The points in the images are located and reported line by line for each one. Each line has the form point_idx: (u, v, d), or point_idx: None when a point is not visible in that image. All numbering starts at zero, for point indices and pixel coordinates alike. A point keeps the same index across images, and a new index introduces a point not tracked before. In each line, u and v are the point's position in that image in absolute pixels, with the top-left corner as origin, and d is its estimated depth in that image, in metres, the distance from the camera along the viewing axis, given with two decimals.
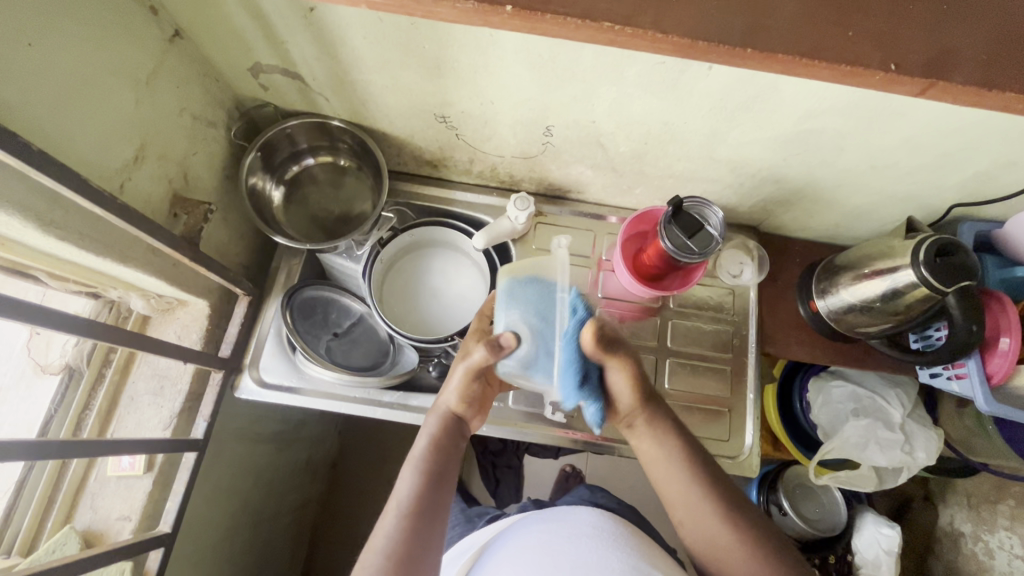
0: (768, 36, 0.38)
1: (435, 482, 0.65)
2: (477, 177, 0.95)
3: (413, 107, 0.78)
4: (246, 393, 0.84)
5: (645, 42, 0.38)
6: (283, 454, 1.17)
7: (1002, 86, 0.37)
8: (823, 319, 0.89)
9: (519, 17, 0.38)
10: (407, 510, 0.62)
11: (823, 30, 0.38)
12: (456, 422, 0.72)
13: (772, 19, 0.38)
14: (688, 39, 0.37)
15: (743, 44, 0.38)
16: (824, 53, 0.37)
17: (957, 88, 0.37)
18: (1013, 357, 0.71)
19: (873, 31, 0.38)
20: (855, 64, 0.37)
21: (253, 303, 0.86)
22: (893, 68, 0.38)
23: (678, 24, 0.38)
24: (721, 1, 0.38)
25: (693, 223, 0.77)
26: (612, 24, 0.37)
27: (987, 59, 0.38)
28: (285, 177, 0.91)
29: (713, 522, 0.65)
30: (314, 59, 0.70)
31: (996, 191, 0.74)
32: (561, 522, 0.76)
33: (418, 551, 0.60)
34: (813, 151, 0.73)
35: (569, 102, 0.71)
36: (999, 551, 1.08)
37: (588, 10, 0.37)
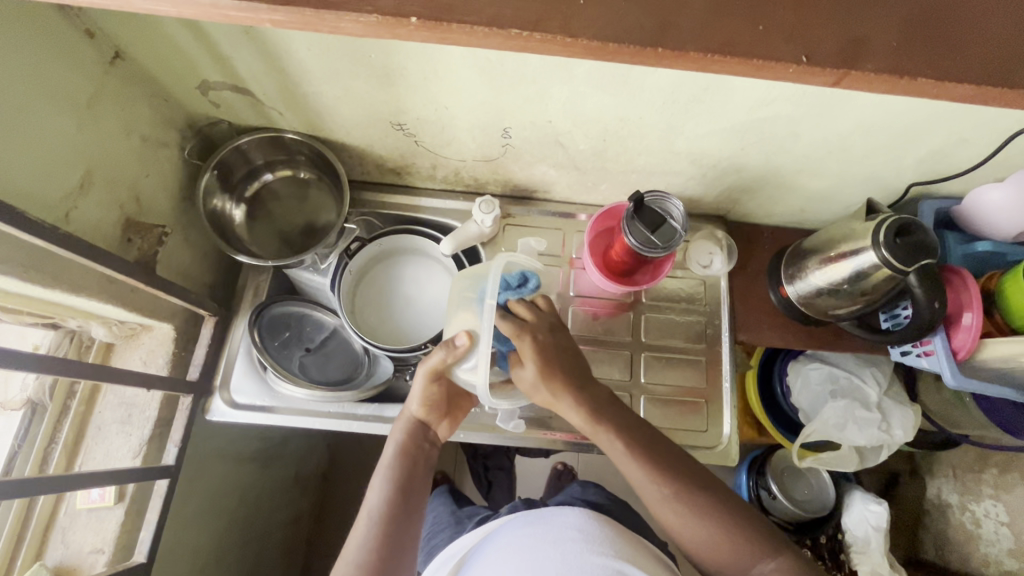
0: (677, 32, 0.38)
1: (407, 487, 0.68)
2: (442, 182, 0.94)
3: (368, 116, 0.77)
4: (218, 415, 0.82)
5: (557, 45, 0.38)
6: (267, 472, 1.15)
7: (917, 73, 0.38)
8: (793, 305, 0.90)
9: (426, 28, 0.37)
10: (377, 515, 0.65)
11: (737, 25, 0.38)
12: (422, 427, 0.74)
13: (687, 16, 0.38)
14: (598, 41, 0.37)
15: (653, 44, 0.37)
16: (736, 48, 0.37)
17: (870, 75, 0.38)
18: (977, 332, 0.72)
19: (788, 26, 0.38)
20: (768, 57, 0.37)
21: (220, 323, 0.85)
22: (805, 59, 0.38)
23: (587, 26, 0.37)
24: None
25: (655, 218, 0.76)
26: (521, 30, 0.37)
27: (906, 40, 0.38)
28: (246, 194, 0.89)
29: (668, 493, 0.66)
30: (261, 73, 0.69)
31: (950, 168, 0.75)
32: (543, 524, 0.75)
33: (391, 556, 0.62)
34: (770, 138, 0.73)
35: (523, 103, 0.70)
36: (986, 520, 1.10)
37: (494, 17, 0.37)
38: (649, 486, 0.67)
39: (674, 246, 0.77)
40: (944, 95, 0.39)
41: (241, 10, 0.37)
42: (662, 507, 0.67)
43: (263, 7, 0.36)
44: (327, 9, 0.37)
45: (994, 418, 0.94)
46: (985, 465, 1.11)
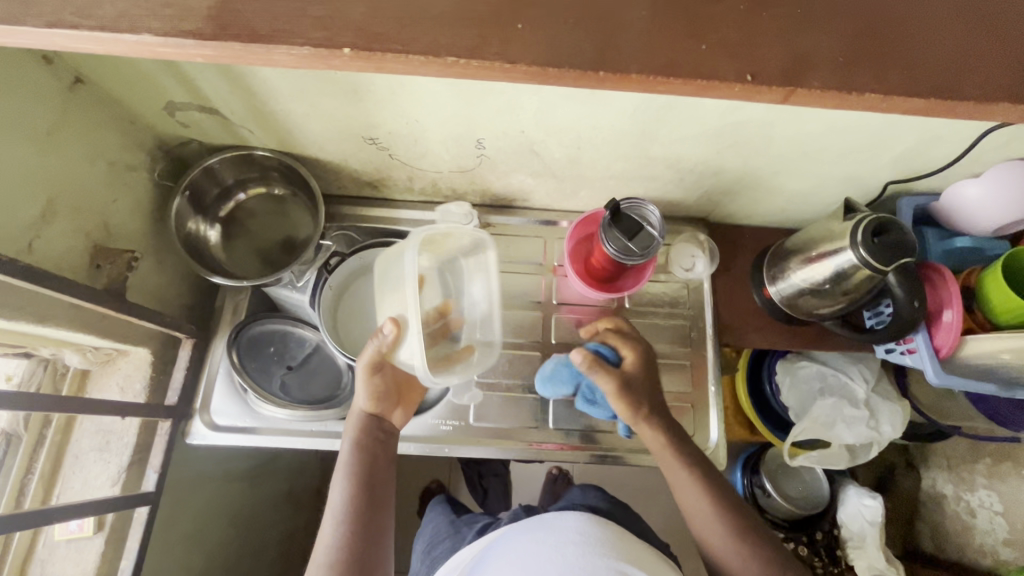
0: (618, 55, 0.39)
1: (364, 485, 0.70)
2: (420, 194, 0.93)
3: (340, 132, 0.76)
4: (199, 438, 0.81)
5: (498, 72, 0.39)
6: (257, 490, 1.14)
7: (861, 88, 0.39)
8: (776, 305, 0.90)
9: (360, 58, 0.39)
10: (341, 516, 0.68)
11: (678, 43, 0.39)
12: (371, 419, 0.75)
13: (627, 38, 0.39)
14: (538, 66, 0.38)
15: (594, 68, 0.39)
16: (679, 70, 0.39)
17: (815, 92, 0.39)
18: (958, 329, 0.72)
19: (731, 46, 0.39)
20: (711, 78, 0.39)
21: (199, 345, 0.84)
22: (749, 79, 0.39)
23: (526, 50, 0.38)
24: (570, 22, 0.39)
25: (633, 226, 0.75)
26: (457, 58, 0.38)
27: (846, 57, 0.40)
28: (220, 213, 0.87)
29: (709, 511, 0.74)
30: (227, 93, 0.68)
31: (926, 165, 0.74)
32: (544, 530, 0.75)
33: (359, 550, 0.67)
34: (744, 141, 0.72)
35: (494, 114, 0.70)
36: (980, 510, 1.10)
37: (431, 46, 0.38)
38: (694, 504, 0.75)
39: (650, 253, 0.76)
40: (889, 108, 0.41)
41: (167, 45, 0.39)
42: (708, 522, 0.74)
43: (191, 43, 0.39)
44: (254, 43, 0.39)
45: (983, 410, 0.94)
46: (978, 455, 1.12)
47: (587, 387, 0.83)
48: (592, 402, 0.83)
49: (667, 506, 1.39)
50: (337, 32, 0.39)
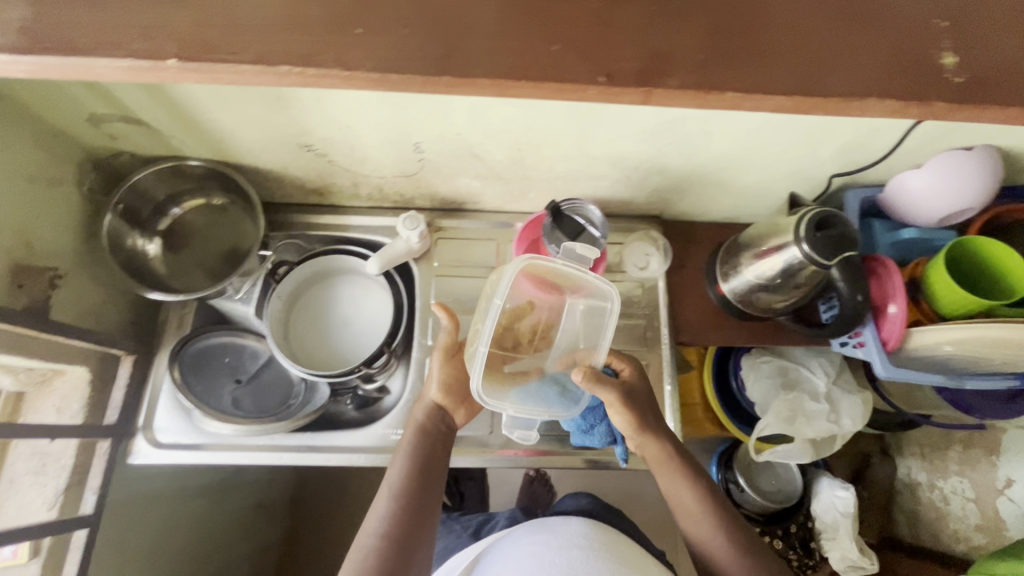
0: (465, 60, 0.42)
1: (422, 469, 0.72)
2: (368, 199, 0.92)
3: (274, 140, 0.74)
4: (140, 457, 0.79)
5: (340, 79, 0.42)
6: (220, 505, 1.12)
7: (718, 88, 0.42)
8: (731, 302, 0.89)
9: (188, 68, 0.42)
10: (395, 494, 0.70)
11: (517, 45, 0.43)
12: (440, 411, 0.77)
13: (470, 41, 0.43)
14: (376, 72, 0.42)
15: (436, 71, 0.42)
16: (524, 74, 0.42)
17: (676, 91, 0.42)
18: (902, 322, 0.71)
19: (577, 47, 0.43)
20: (561, 80, 0.42)
21: (139, 362, 0.83)
22: (599, 79, 0.42)
23: (360, 56, 0.42)
24: (408, 28, 0.43)
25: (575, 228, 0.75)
26: (289, 67, 0.42)
27: (701, 56, 0.43)
28: (159, 227, 0.85)
29: (711, 519, 0.73)
30: (148, 102, 0.66)
31: (868, 157, 0.74)
32: (548, 532, 0.74)
33: (410, 528, 0.68)
34: (683, 138, 0.71)
35: (427, 118, 0.68)
36: (953, 497, 1.11)
37: (263, 55, 0.42)
38: (695, 511, 0.73)
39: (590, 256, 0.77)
40: (755, 103, 0.44)
41: None
42: (707, 529, 0.72)
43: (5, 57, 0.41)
44: (73, 55, 0.42)
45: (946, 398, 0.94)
46: (950, 442, 1.12)
47: (582, 418, 0.84)
48: (587, 431, 0.84)
49: (645, 506, 1.37)
50: (163, 42, 0.42)
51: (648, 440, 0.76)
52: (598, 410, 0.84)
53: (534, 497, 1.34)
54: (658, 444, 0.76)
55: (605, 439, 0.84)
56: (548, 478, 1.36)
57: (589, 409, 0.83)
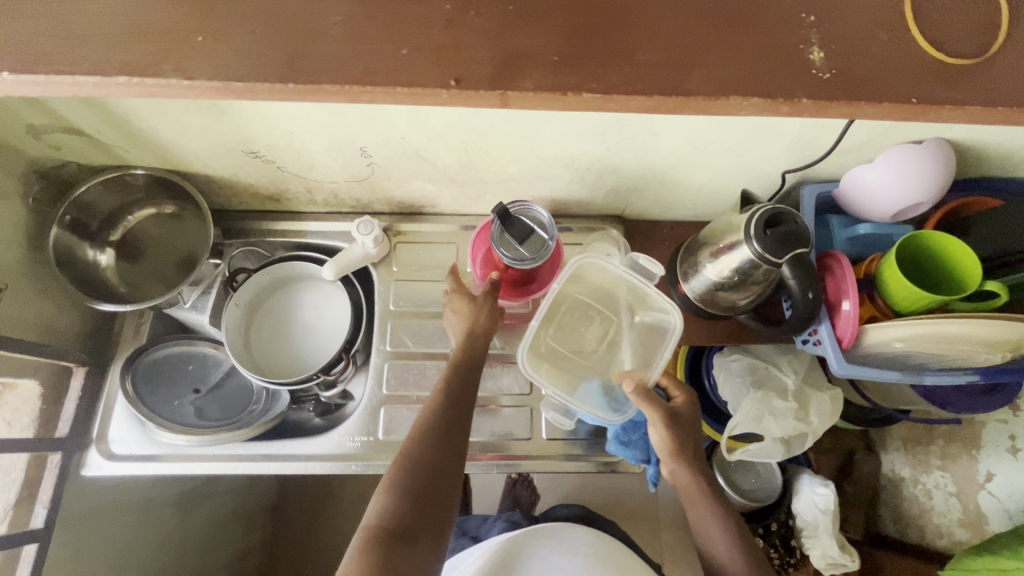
0: (306, 63, 0.42)
1: (457, 398, 0.70)
2: (325, 205, 0.91)
3: (218, 147, 0.73)
4: (93, 469, 0.80)
5: (188, 89, 0.42)
6: (202, 513, 1.09)
7: (572, 87, 0.42)
8: (692, 301, 0.88)
9: (26, 81, 0.41)
10: (431, 417, 0.67)
11: (378, 48, 0.42)
12: (477, 343, 0.75)
13: (316, 48, 0.42)
14: (218, 81, 0.41)
15: (284, 79, 0.41)
16: (373, 77, 0.42)
17: (529, 93, 0.42)
18: (855, 319, 0.71)
19: (431, 47, 0.43)
20: (413, 85, 0.42)
21: (93, 374, 0.83)
22: (450, 83, 0.42)
23: (202, 63, 0.41)
24: (258, 31, 0.42)
25: (525, 231, 0.73)
26: (125, 77, 0.41)
27: (568, 46, 0.43)
28: (111, 238, 0.85)
29: (724, 534, 0.72)
30: (85, 113, 0.66)
31: (817, 153, 0.73)
32: (557, 541, 0.83)
33: (449, 441, 0.66)
34: (629, 138, 0.71)
35: (367, 122, 0.67)
36: (936, 491, 1.08)
37: (100, 69, 0.41)
38: (710, 524, 0.73)
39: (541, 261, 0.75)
40: (614, 107, 0.43)
41: None
42: (718, 540, 0.72)
43: None
44: None
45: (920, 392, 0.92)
46: (932, 437, 1.10)
47: (619, 430, 0.83)
48: (625, 443, 0.83)
49: (627, 507, 1.36)
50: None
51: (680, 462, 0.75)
52: (641, 428, 0.83)
53: (518, 500, 1.33)
54: (688, 465, 0.75)
55: (640, 457, 0.83)
56: (532, 481, 1.36)
57: (632, 423, 0.83)
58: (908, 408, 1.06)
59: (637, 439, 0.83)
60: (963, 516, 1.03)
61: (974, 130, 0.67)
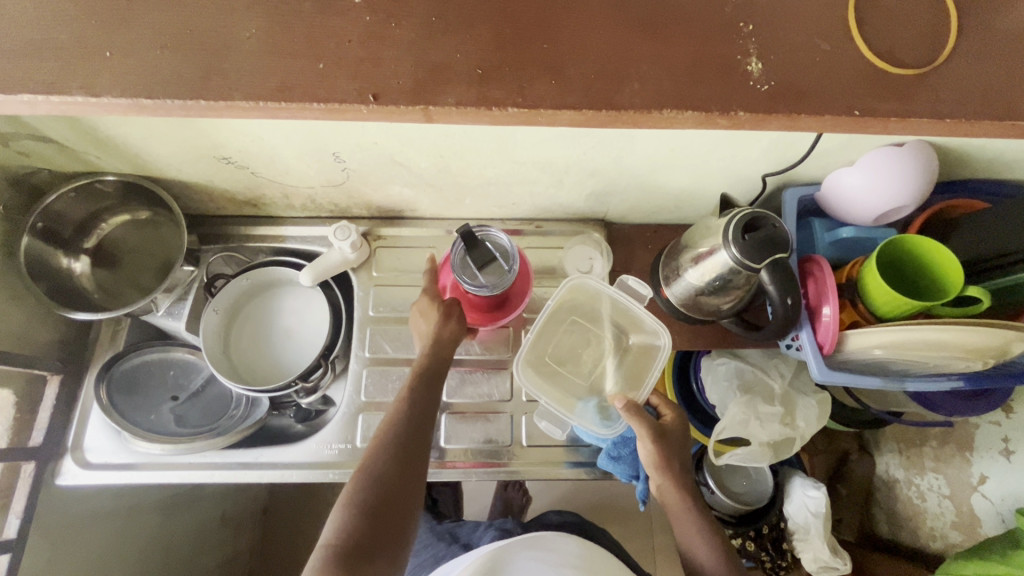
0: (223, 80, 0.42)
1: (420, 408, 0.70)
2: (303, 209, 0.90)
3: (189, 153, 0.72)
4: (68, 478, 0.79)
5: (98, 104, 0.43)
6: (186, 519, 1.08)
7: (493, 99, 0.43)
8: (674, 306, 0.86)
9: None
10: (393, 429, 0.67)
11: (289, 61, 0.43)
12: (442, 353, 0.76)
13: (232, 59, 0.43)
14: (124, 97, 0.42)
15: (189, 96, 0.42)
16: (286, 91, 0.42)
17: (450, 109, 0.43)
18: (836, 325, 0.69)
19: (342, 61, 0.43)
20: (326, 99, 0.42)
21: (68, 382, 0.83)
22: (367, 98, 0.43)
23: (107, 79, 0.42)
24: (162, 46, 0.43)
25: (484, 256, 0.73)
26: (32, 93, 0.41)
27: (479, 63, 0.43)
28: (85, 246, 0.84)
29: (707, 545, 0.72)
30: (50, 121, 0.65)
31: (799, 155, 0.72)
32: (544, 549, 0.77)
33: (411, 455, 0.66)
34: (605, 142, 0.69)
35: (337, 127, 0.66)
36: (930, 493, 1.07)
37: (3, 84, 0.41)
38: (693, 535, 0.73)
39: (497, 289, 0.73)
40: (542, 121, 0.44)
41: None
42: (701, 550, 0.73)
43: None
44: None
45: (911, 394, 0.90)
46: (925, 438, 1.09)
47: (611, 443, 0.82)
48: (615, 457, 0.81)
49: (617, 511, 1.35)
50: None
51: (665, 475, 0.74)
52: (630, 442, 0.82)
53: (508, 502, 1.32)
54: (673, 478, 0.74)
55: (629, 472, 0.82)
56: (523, 484, 1.35)
57: (621, 438, 0.82)
58: (900, 411, 1.05)
59: (628, 453, 0.82)
60: (956, 519, 1.01)
61: None
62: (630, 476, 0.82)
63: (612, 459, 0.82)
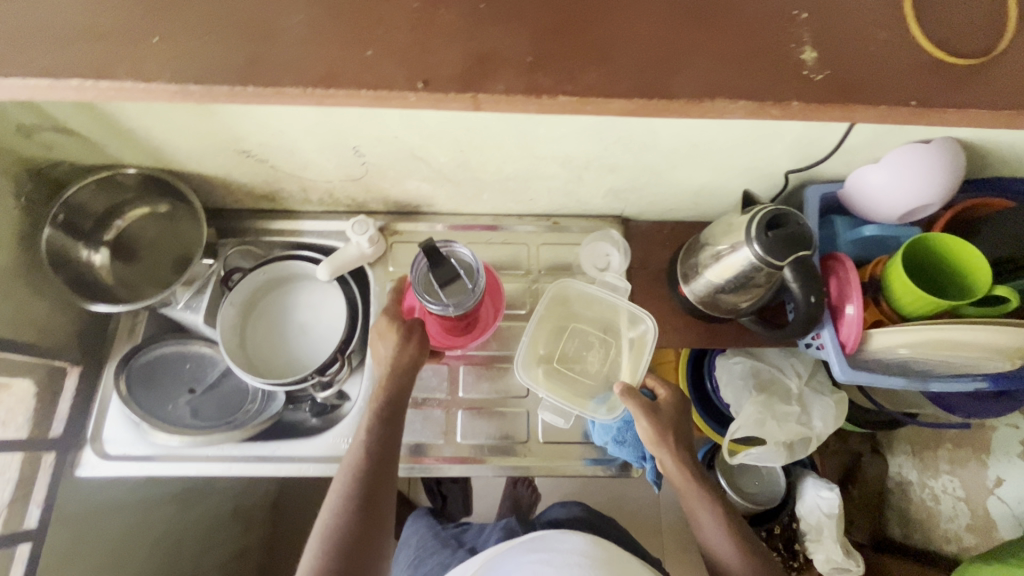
0: (267, 69, 0.42)
1: (377, 459, 0.69)
2: (320, 204, 0.90)
3: (210, 146, 0.73)
4: (88, 469, 0.79)
5: (148, 90, 0.42)
6: (199, 512, 1.09)
7: (554, 89, 0.42)
8: (692, 303, 0.85)
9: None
10: (348, 488, 0.66)
11: (339, 50, 0.42)
12: (399, 391, 0.73)
13: (279, 48, 0.42)
14: (177, 83, 0.41)
15: (242, 80, 0.41)
16: (334, 81, 0.41)
17: (501, 96, 0.42)
18: (860, 323, 0.69)
19: (394, 48, 0.42)
20: (377, 87, 0.42)
21: (87, 373, 0.83)
22: (419, 85, 0.42)
23: (162, 66, 0.41)
24: (207, 36, 0.42)
25: (448, 274, 0.70)
26: (79, 80, 0.41)
27: (531, 55, 0.42)
28: (104, 238, 0.84)
29: (715, 520, 0.73)
30: (74, 113, 0.65)
31: (823, 151, 0.71)
32: (548, 550, 0.75)
33: (370, 499, 0.66)
34: (627, 137, 0.69)
35: (358, 121, 0.66)
36: (944, 496, 1.06)
37: (48, 68, 0.41)
38: (703, 512, 0.73)
39: (461, 307, 0.72)
40: (593, 108, 0.43)
41: None
42: (712, 527, 0.73)
43: None
44: None
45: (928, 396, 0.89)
46: (940, 441, 1.08)
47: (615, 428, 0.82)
48: (620, 443, 0.82)
49: (627, 508, 1.35)
50: None
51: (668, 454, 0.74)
52: (631, 425, 0.82)
53: (517, 500, 1.30)
54: (674, 455, 0.74)
55: (635, 455, 0.82)
56: (532, 481, 1.32)
57: (621, 421, 0.82)
58: (914, 412, 1.03)
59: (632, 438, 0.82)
60: (971, 522, 1.00)
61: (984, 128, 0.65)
62: (637, 459, 0.82)
63: (617, 444, 0.82)
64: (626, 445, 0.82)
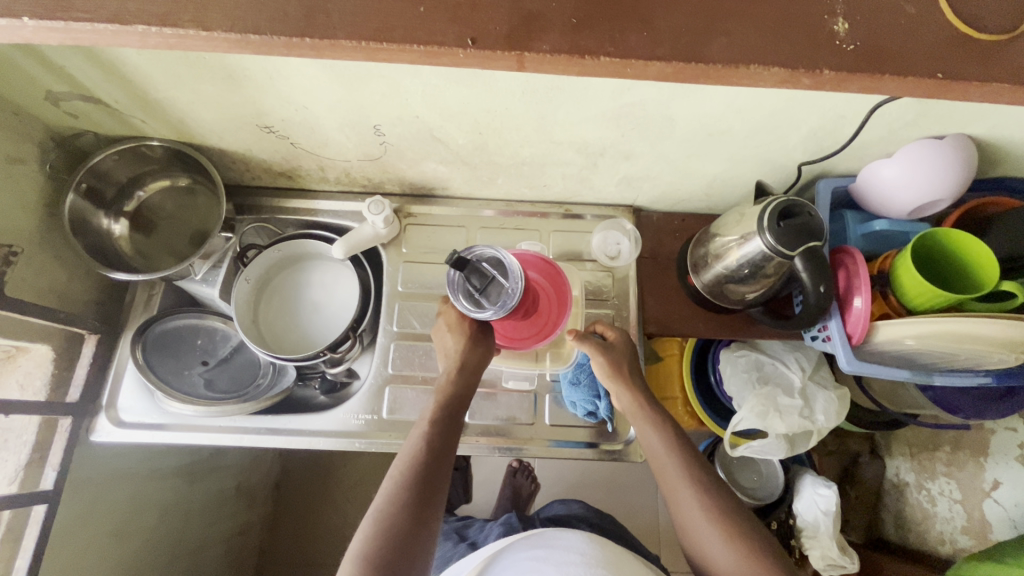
0: (327, 20, 0.41)
1: (434, 452, 0.67)
2: (337, 184, 0.91)
3: (233, 120, 0.74)
4: (103, 435, 0.81)
5: (203, 41, 0.42)
6: (204, 486, 1.10)
7: (598, 51, 0.42)
8: (700, 293, 0.87)
9: (44, 25, 0.41)
10: (402, 476, 0.65)
11: (397, 7, 0.42)
12: (461, 394, 0.73)
13: (337, 4, 0.41)
14: (238, 34, 0.41)
15: (300, 34, 0.41)
16: (388, 34, 0.41)
17: (545, 55, 0.42)
18: (867, 316, 0.70)
19: (448, 6, 0.42)
20: (429, 42, 0.41)
21: (104, 342, 0.85)
22: (469, 43, 0.41)
23: (223, 18, 0.41)
24: None
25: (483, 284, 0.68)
26: (146, 24, 0.40)
27: (579, 19, 0.42)
28: (125, 209, 0.86)
29: (679, 469, 0.69)
30: (103, 81, 0.67)
31: (836, 144, 0.72)
32: (546, 549, 0.73)
33: (424, 491, 0.64)
34: (645, 124, 0.70)
35: (382, 99, 0.67)
36: (941, 498, 1.06)
37: (117, 15, 0.41)
38: (666, 460, 0.70)
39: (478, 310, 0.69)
40: (635, 73, 0.43)
41: None
42: (675, 480, 0.69)
43: None
44: None
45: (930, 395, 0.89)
46: (938, 443, 1.08)
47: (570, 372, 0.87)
48: (574, 384, 0.86)
49: (625, 498, 1.37)
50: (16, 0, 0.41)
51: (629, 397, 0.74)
52: (586, 367, 0.86)
53: (517, 489, 1.31)
54: (633, 399, 0.74)
55: (590, 395, 0.85)
56: (531, 471, 1.34)
57: (576, 365, 0.86)
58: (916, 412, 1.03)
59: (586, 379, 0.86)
60: (966, 524, 1.01)
61: (996, 125, 0.66)
62: (591, 398, 0.85)
63: (571, 386, 0.86)
64: (581, 388, 0.86)
